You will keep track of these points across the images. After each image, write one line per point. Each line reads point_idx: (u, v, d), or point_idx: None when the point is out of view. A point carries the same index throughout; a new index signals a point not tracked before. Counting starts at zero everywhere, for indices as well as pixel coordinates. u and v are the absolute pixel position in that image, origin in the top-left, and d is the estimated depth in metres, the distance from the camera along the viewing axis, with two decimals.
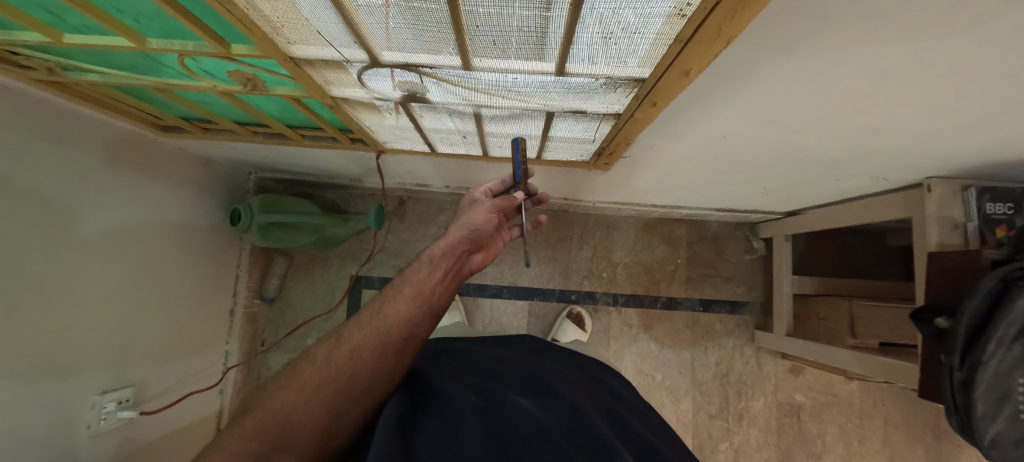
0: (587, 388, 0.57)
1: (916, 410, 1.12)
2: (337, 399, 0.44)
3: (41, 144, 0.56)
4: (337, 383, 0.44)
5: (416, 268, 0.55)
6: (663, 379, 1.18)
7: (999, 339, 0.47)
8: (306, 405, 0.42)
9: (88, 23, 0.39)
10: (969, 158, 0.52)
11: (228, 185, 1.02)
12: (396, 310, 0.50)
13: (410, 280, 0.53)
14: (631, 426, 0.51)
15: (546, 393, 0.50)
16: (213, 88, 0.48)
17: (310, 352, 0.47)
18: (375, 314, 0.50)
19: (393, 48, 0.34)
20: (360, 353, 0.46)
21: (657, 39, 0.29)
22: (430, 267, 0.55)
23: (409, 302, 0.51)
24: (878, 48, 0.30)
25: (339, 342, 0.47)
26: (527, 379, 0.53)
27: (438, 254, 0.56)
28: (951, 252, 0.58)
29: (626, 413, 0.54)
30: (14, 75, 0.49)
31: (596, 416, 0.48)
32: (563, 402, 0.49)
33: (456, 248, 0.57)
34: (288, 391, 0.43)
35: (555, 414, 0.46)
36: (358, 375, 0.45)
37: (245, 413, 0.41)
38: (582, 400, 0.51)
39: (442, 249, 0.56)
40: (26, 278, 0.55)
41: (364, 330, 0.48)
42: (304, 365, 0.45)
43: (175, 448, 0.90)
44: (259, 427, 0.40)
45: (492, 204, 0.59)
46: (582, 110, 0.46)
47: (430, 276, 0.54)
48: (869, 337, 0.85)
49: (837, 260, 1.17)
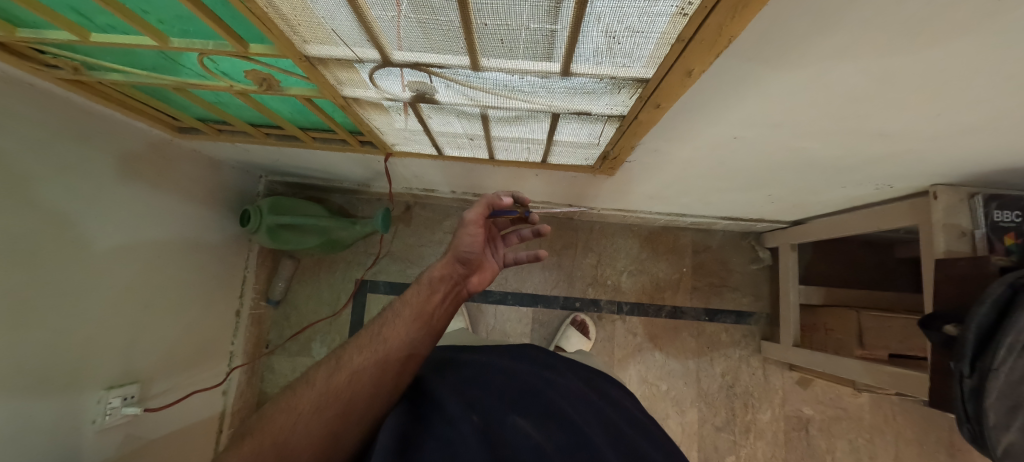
0: (592, 404, 0.55)
1: (928, 426, 1.09)
2: (334, 423, 0.44)
3: (60, 141, 0.58)
4: (334, 408, 0.44)
5: (415, 290, 0.57)
6: (668, 389, 1.16)
7: (1010, 346, 0.46)
8: (305, 430, 0.42)
9: (114, 24, 0.42)
10: (976, 163, 0.52)
11: (239, 187, 1.04)
12: (396, 333, 0.52)
13: (410, 303, 0.55)
14: (638, 448, 0.49)
15: (550, 410, 0.49)
16: (230, 87, 0.50)
17: (310, 374, 0.48)
18: (375, 336, 0.51)
19: (404, 48, 0.35)
20: (359, 376, 0.47)
21: (660, 38, 0.30)
22: (430, 289, 0.57)
23: (408, 325, 0.53)
24: (883, 49, 0.30)
25: (339, 365, 0.48)
26: (530, 393, 0.52)
27: (436, 277, 0.58)
28: (959, 259, 0.58)
29: (632, 432, 0.53)
30: (40, 74, 0.52)
31: (601, 438, 0.47)
32: (567, 422, 0.48)
33: (453, 272, 0.60)
34: (287, 414, 0.43)
35: (558, 437, 0.45)
36: (357, 398, 0.46)
37: (243, 437, 0.41)
38: (584, 416, 0.50)
39: (440, 272, 0.59)
40: (38, 272, 0.56)
41: (364, 353, 0.49)
42: (304, 388, 0.46)
43: (175, 450, 0.89)
44: (256, 452, 0.39)
45: (473, 218, 0.57)
46: (587, 111, 0.46)
47: (429, 298, 0.56)
48: (878, 348, 0.84)
49: (845, 270, 1.16)
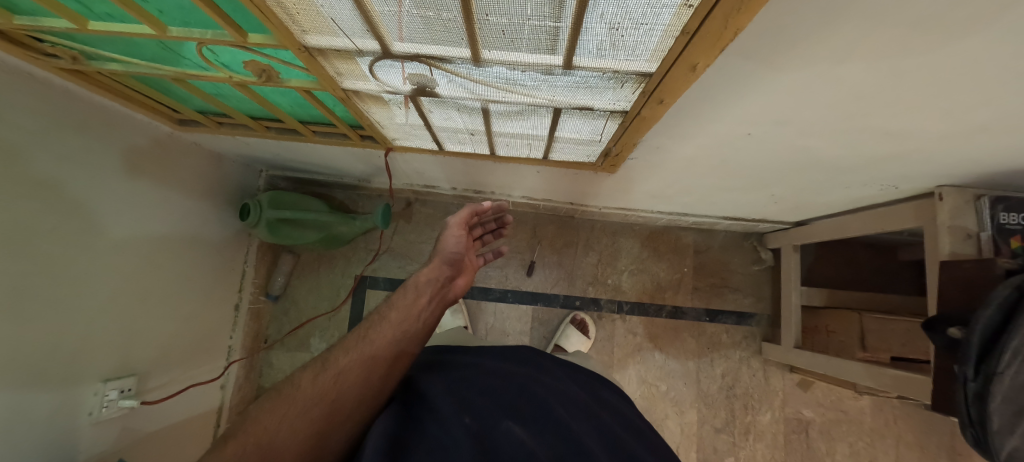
0: (588, 409, 0.55)
1: (930, 430, 1.09)
2: (320, 423, 0.44)
3: (59, 132, 0.58)
4: (321, 406, 0.44)
5: (401, 295, 0.60)
6: (667, 390, 1.16)
7: (1016, 350, 0.45)
8: (290, 429, 0.42)
9: (112, 13, 0.42)
10: (983, 165, 0.51)
11: (239, 181, 1.04)
12: (382, 335, 0.53)
13: (397, 306, 0.58)
14: (633, 454, 0.49)
15: (544, 416, 0.49)
16: (229, 78, 0.49)
17: (296, 376, 0.47)
18: (361, 338, 0.52)
19: (404, 39, 0.35)
20: (345, 377, 0.48)
21: (665, 30, 0.29)
22: (416, 293, 0.60)
23: (394, 328, 0.55)
24: (894, 46, 0.29)
25: (324, 367, 0.48)
26: (525, 396, 0.52)
27: (423, 281, 0.62)
28: (964, 262, 0.57)
29: (629, 438, 0.52)
30: (38, 63, 0.52)
31: (596, 444, 0.47)
32: (562, 427, 0.47)
33: (440, 274, 0.64)
34: (273, 415, 0.42)
35: (553, 442, 0.45)
36: (343, 399, 0.46)
37: (226, 438, 0.41)
38: (579, 421, 0.50)
39: (426, 276, 0.63)
40: (36, 263, 0.56)
41: (350, 355, 0.50)
42: (289, 389, 0.45)
43: (173, 443, 0.89)
44: (239, 453, 0.38)
45: (457, 222, 0.67)
46: (590, 106, 0.46)
47: (416, 301, 0.59)
48: (880, 351, 0.83)
49: (847, 272, 1.15)
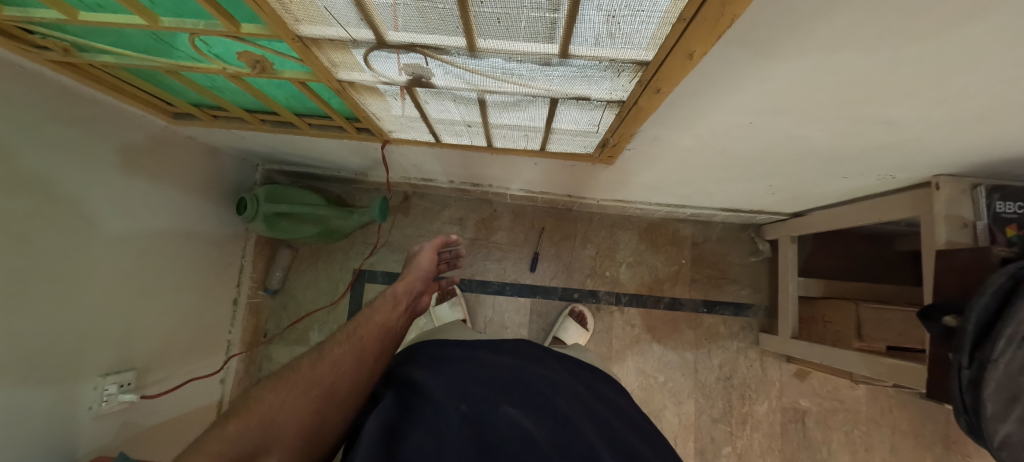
0: (585, 400, 0.55)
1: (924, 418, 1.10)
2: (320, 402, 0.44)
3: (54, 125, 0.58)
4: (321, 388, 0.45)
5: (381, 300, 0.60)
6: (665, 381, 1.17)
7: (1009, 338, 0.46)
8: (292, 407, 0.42)
9: (102, 4, 0.41)
10: (980, 153, 0.52)
11: (236, 176, 1.04)
12: (369, 330, 0.54)
13: (378, 310, 0.58)
14: (629, 446, 0.49)
15: (541, 406, 0.49)
16: (224, 70, 0.49)
17: (294, 363, 0.48)
18: (352, 333, 0.53)
19: (399, 28, 0.34)
20: (341, 364, 0.48)
21: (662, 17, 0.29)
22: (394, 301, 0.61)
23: (379, 327, 0.55)
24: (889, 33, 0.29)
25: (321, 355, 0.49)
26: (522, 387, 0.52)
27: (401, 291, 0.63)
28: (960, 250, 0.57)
29: (625, 430, 0.53)
30: (31, 56, 0.51)
31: (593, 434, 0.47)
32: (559, 417, 0.48)
33: (414, 287, 0.66)
34: (275, 395, 0.43)
35: (551, 432, 0.45)
36: (340, 383, 0.47)
37: (228, 416, 0.40)
38: (576, 411, 0.50)
39: (403, 288, 0.64)
40: (32, 258, 0.56)
41: (343, 346, 0.50)
42: (289, 373, 0.46)
43: (174, 437, 0.90)
44: (241, 431, 0.38)
45: (432, 246, 0.72)
46: (586, 96, 0.45)
47: (395, 308, 0.60)
48: (876, 340, 0.84)
49: (845, 263, 1.15)
